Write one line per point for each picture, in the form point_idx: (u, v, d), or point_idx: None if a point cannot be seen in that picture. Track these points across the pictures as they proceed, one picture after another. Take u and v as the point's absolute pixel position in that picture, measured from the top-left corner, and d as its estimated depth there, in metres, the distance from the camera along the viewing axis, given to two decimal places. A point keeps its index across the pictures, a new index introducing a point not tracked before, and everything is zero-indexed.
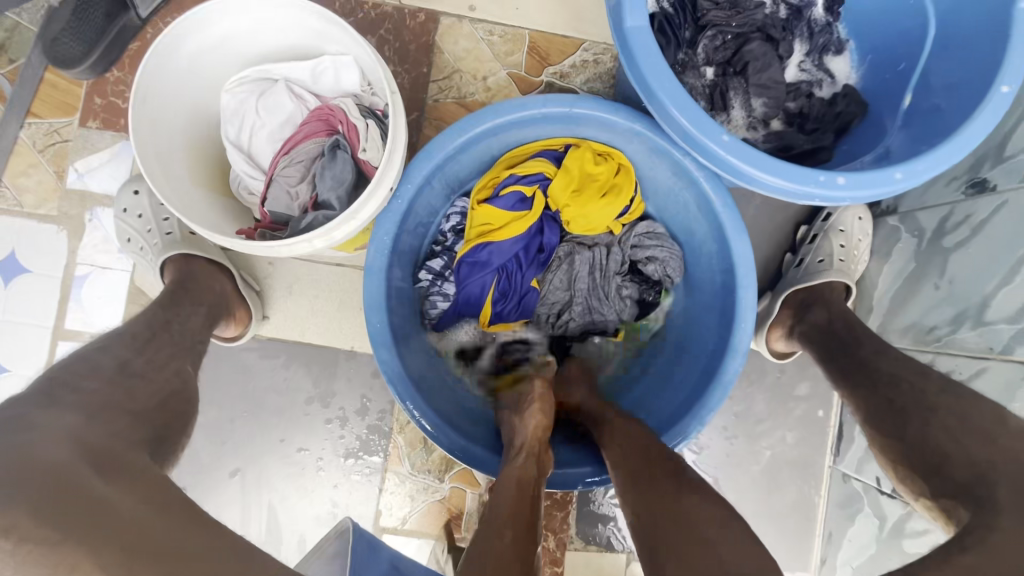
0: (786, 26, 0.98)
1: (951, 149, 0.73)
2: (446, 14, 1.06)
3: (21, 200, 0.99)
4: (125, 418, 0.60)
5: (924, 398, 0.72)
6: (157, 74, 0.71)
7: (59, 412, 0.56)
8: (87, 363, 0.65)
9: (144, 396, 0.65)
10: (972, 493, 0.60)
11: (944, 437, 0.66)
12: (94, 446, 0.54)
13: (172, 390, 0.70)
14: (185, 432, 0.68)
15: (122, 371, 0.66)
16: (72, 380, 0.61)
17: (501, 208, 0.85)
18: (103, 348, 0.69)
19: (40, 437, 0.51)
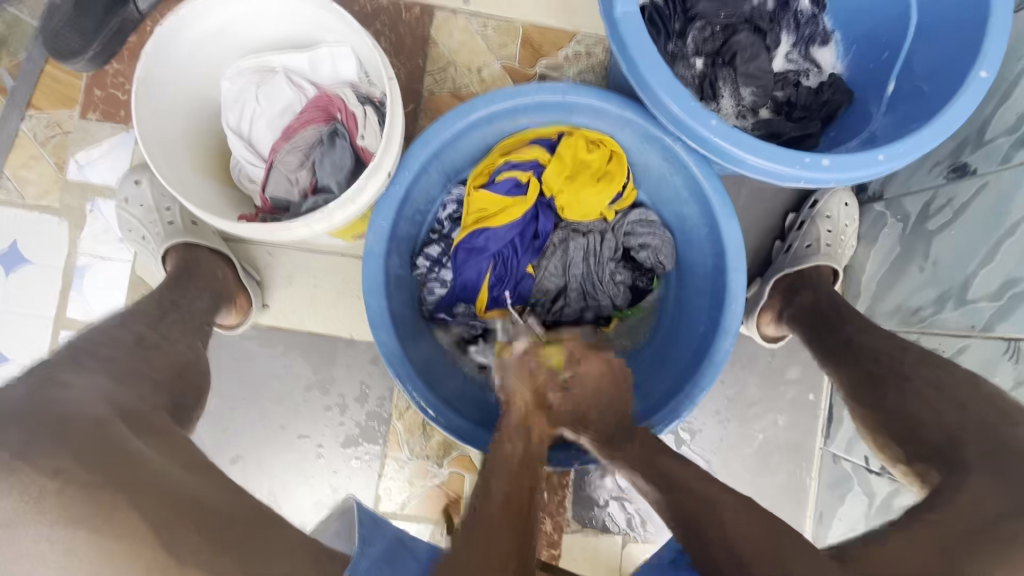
0: (773, 18, 1.01)
1: (932, 131, 0.75)
2: (441, 8, 1.08)
3: (23, 192, 1.00)
4: (147, 384, 0.64)
5: (903, 367, 0.76)
6: (159, 63, 0.73)
7: (85, 374, 0.59)
8: (106, 335, 0.68)
9: (163, 364, 0.69)
10: (943, 454, 0.65)
11: (921, 406, 0.71)
12: (122, 407, 0.57)
13: (185, 362, 0.73)
14: (201, 399, 0.73)
15: (140, 343, 0.69)
16: (94, 348, 0.64)
17: (497, 194, 0.87)
18: (122, 322, 0.72)
19: (70, 395, 0.54)
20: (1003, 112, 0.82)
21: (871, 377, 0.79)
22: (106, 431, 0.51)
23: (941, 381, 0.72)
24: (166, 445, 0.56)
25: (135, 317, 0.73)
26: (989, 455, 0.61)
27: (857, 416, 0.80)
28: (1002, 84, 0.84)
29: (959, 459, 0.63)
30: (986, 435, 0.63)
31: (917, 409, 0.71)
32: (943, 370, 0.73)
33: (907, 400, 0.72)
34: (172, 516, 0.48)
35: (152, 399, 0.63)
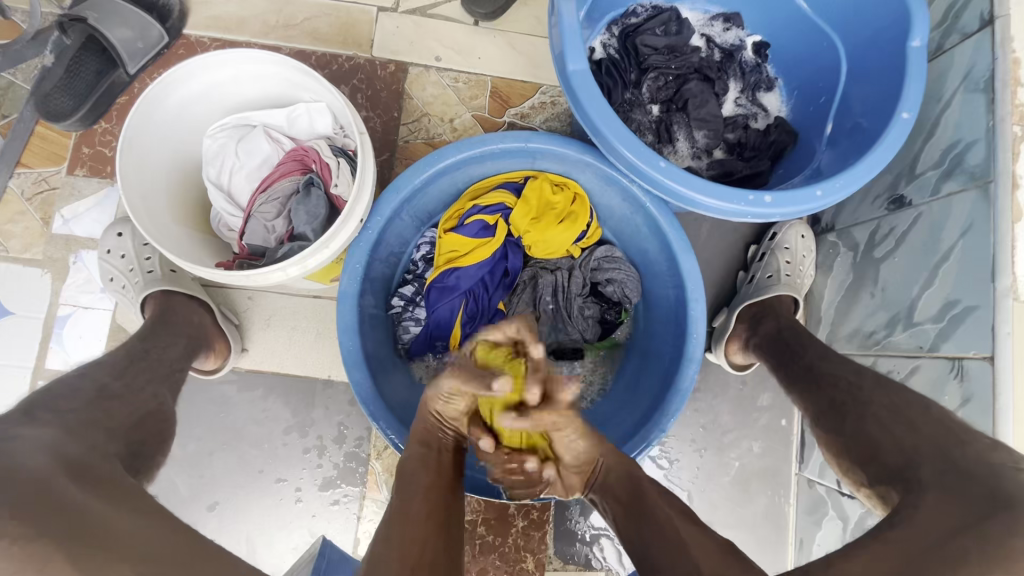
0: (720, 68, 1.09)
1: (863, 170, 0.81)
2: (414, 64, 1.16)
3: (7, 245, 1.03)
4: (102, 434, 0.67)
5: (862, 395, 0.77)
6: (144, 125, 0.77)
7: (39, 427, 0.62)
8: (66, 389, 0.70)
9: (123, 415, 0.72)
10: (903, 476, 0.66)
11: (878, 429, 0.72)
12: (67, 461, 0.58)
13: (144, 412, 0.75)
14: (162, 448, 0.75)
15: (100, 393, 0.72)
16: (55, 401, 0.67)
17: (466, 236, 0.91)
18: (84, 374, 0.75)
19: (24, 445, 0.57)
20: (929, 149, 0.90)
21: (835, 410, 0.79)
22: (44, 488, 0.53)
23: (898, 406, 0.73)
24: (109, 495, 0.57)
25: (100, 368, 0.77)
26: (944, 472, 0.62)
27: (826, 450, 0.79)
28: (925, 125, 0.92)
29: (917, 480, 0.64)
30: (938, 453, 0.64)
31: (879, 437, 0.71)
32: (899, 396, 0.74)
33: (868, 425, 0.73)
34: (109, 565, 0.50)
35: (110, 445, 0.66)
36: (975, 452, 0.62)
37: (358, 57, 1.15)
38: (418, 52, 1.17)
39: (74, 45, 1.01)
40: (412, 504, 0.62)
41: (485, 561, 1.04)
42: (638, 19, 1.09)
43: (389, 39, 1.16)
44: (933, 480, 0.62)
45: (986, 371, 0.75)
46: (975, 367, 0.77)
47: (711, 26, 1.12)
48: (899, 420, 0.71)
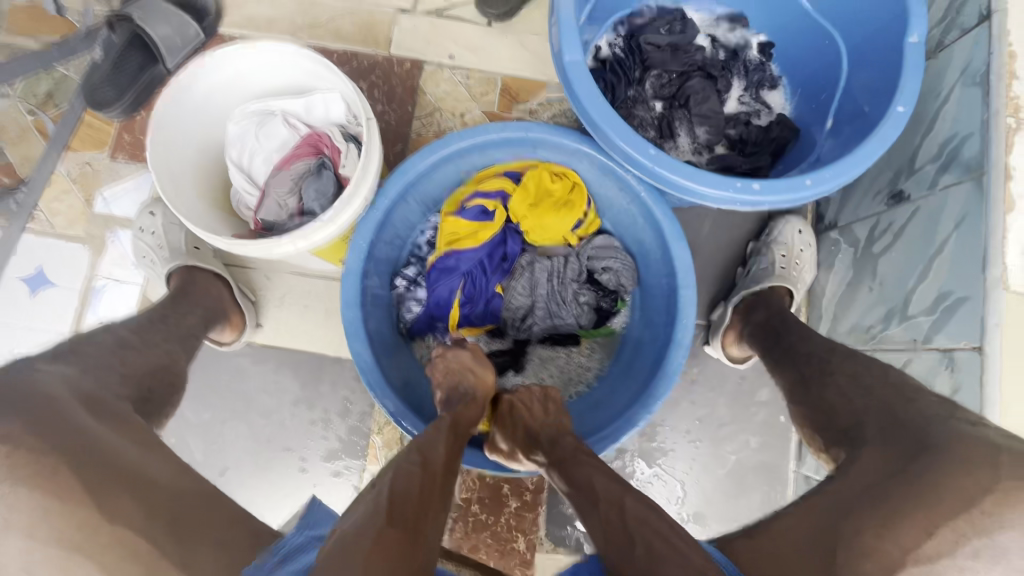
0: (724, 66, 1.12)
1: (856, 160, 0.82)
2: (428, 62, 1.23)
3: (53, 222, 1.13)
4: (117, 377, 0.72)
5: (828, 365, 0.80)
6: (177, 109, 0.85)
7: (59, 365, 0.68)
8: (91, 337, 0.77)
9: (137, 363, 0.78)
10: (849, 436, 0.69)
11: (836, 395, 0.74)
12: (88, 395, 0.65)
13: (160, 364, 0.81)
14: (172, 397, 0.81)
15: (121, 344, 0.78)
16: (78, 346, 0.74)
17: (466, 220, 0.95)
18: (108, 328, 0.81)
19: (40, 379, 0.63)
20: (927, 143, 0.90)
21: (804, 383, 0.81)
22: (61, 416, 0.59)
23: (858, 372, 0.75)
24: (123, 430, 0.63)
25: (123, 324, 0.84)
26: (886, 429, 0.65)
27: (795, 421, 0.81)
28: (923, 120, 0.92)
29: (860, 438, 0.67)
30: (885, 415, 0.66)
31: (834, 400, 0.74)
32: (862, 364, 0.76)
33: (829, 392, 0.75)
34: (117, 487, 0.56)
35: (122, 388, 0.71)
36: (919, 407, 0.64)
37: (377, 55, 1.23)
38: (433, 50, 1.23)
39: (121, 42, 1.11)
40: (431, 459, 0.67)
41: (478, 539, 1.07)
42: (643, 19, 1.12)
43: (406, 38, 1.23)
44: (874, 436, 0.65)
45: (975, 361, 0.75)
46: (965, 358, 0.76)
47: (717, 27, 1.15)
48: (857, 387, 0.73)
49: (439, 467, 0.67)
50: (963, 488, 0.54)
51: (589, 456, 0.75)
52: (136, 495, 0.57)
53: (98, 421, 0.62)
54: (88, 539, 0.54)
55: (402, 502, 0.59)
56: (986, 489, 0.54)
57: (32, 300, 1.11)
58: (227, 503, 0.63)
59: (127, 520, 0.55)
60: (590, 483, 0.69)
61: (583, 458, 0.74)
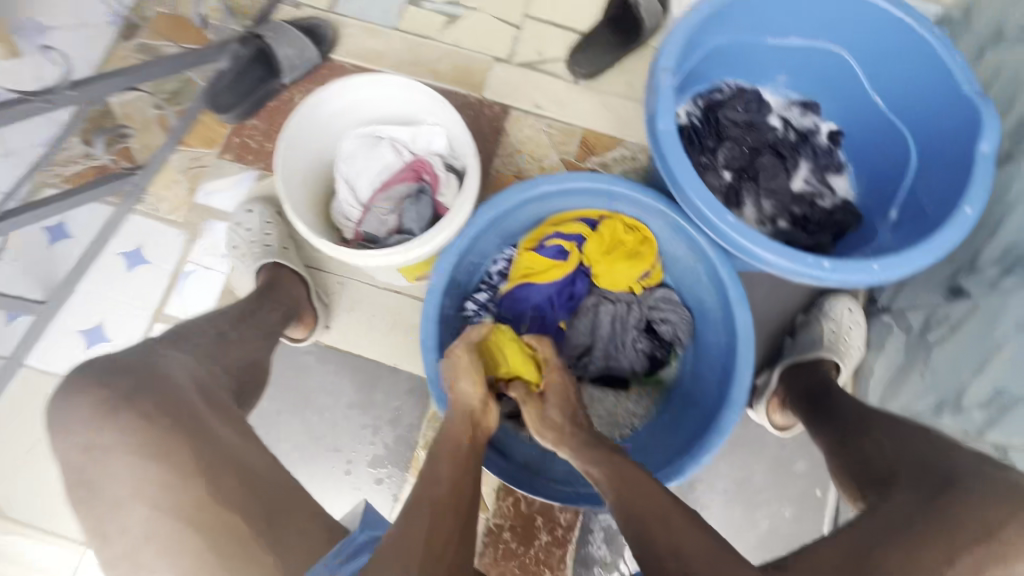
0: (794, 147, 1.19)
1: (922, 252, 0.87)
2: (515, 108, 1.33)
3: (159, 206, 1.23)
4: (220, 368, 0.81)
5: (867, 422, 0.86)
6: (302, 124, 0.95)
7: (179, 351, 0.77)
8: (199, 328, 0.86)
9: (237, 354, 0.86)
10: (881, 481, 0.76)
11: (874, 447, 0.81)
12: (201, 383, 0.73)
13: (253, 358, 0.89)
14: (258, 392, 0.87)
15: (223, 337, 0.87)
16: (189, 334, 0.83)
17: (544, 256, 1.01)
18: (210, 319, 0.90)
19: (166, 365, 0.72)
20: (991, 247, 0.96)
21: (842, 441, 0.86)
22: (182, 402, 0.67)
23: (894, 429, 0.81)
24: (227, 415, 0.70)
25: (222, 316, 0.92)
26: (918, 475, 0.72)
27: (833, 476, 0.86)
28: (988, 224, 0.98)
29: (892, 482, 0.74)
30: (917, 462, 0.74)
31: (869, 448, 0.81)
32: (898, 423, 0.82)
33: (867, 446, 0.82)
34: (221, 467, 0.63)
35: (225, 379, 0.80)
36: (952, 459, 0.72)
37: (470, 95, 1.33)
38: (521, 98, 1.33)
39: (247, 55, 1.22)
40: (434, 497, 0.67)
41: (506, 566, 1.08)
42: (722, 96, 1.21)
43: (499, 84, 1.34)
44: (907, 481, 0.72)
45: None
46: None
47: (790, 110, 1.22)
48: (895, 440, 0.79)
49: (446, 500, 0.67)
50: (980, 523, 0.64)
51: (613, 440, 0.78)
52: (240, 476, 0.63)
53: (210, 407, 0.70)
54: (202, 513, 0.60)
55: (411, 560, 0.59)
56: (1004, 520, 0.64)
57: (127, 274, 1.20)
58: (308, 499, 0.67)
59: (229, 497, 0.61)
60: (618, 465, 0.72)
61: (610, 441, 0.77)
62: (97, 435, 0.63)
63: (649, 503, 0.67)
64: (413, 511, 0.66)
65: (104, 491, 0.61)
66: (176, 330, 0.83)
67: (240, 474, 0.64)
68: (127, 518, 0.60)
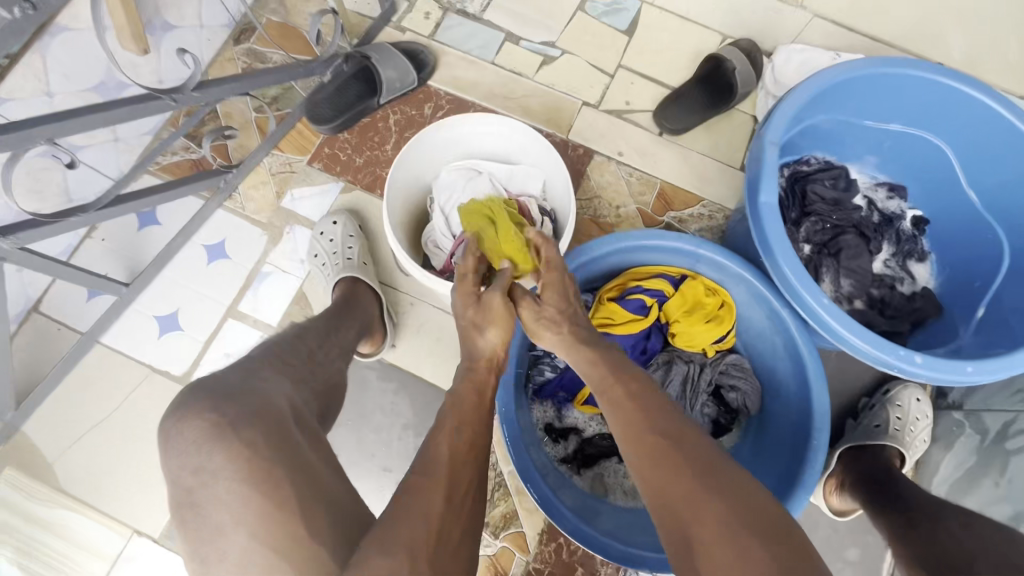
0: (877, 228, 1.19)
1: (1020, 360, 0.85)
2: (599, 153, 1.35)
3: (246, 205, 1.27)
4: (308, 390, 0.84)
5: (936, 509, 0.85)
6: (411, 153, 0.98)
7: (275, 374, 0.80)
8: (289, 346, 0.89)
9: (322, 378, 0.89)
10: (956, 571, 0.74)
11: (947, 536, 0.79)
12: (297, 406, 0.77)
13: (334, 382, 0.92)
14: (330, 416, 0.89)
15: (309, 358, 0.90)
16: (285, 353, 0.86)
17: (626, 309, 1.02)
18: (300, 335, 0.93)
19: (266, 387, 0.76)
20: None
21: (909, 524, 0.85)
22: (283, 425, 0.70)
23: (968, 517, 0.80)
24: (316, 441, 0.73)
25: (309, 332, 0.96)
26: (999, 569, 0.71)
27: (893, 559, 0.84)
28: None
29: (968, 572, 0.72)
30: (993, 556, 0.73)
31: (942, 537, 0.79)
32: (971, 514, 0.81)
33: (938, 532, 0.80)
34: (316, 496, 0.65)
35: (311, 401, 0.83)
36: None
37: (556, 135, 1.36)
38: (606, 144, 1.36)
39: (349, 71, 1.27)
40: (437, 465, 0.62)
41: None
42: (809, 168, 1.21)
43: (585, 128, 1.36)
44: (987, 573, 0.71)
45: None
46: None
47: (875, 192, 1.23)
48: (970, 530, 0.78)
49: (448, 471, 0.62)
50: None
51: (630, 379, 0.72)
52: (335, 515, 0.64)
53: (308, 439, 0.72)
54: (297, 548, 0.60)
55: (410, 534, 0.55)
56: None
57: (207, 267, 1.23)
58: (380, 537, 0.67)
59: (324, 537, 0.62)
60: (627, 414, 0.68)
61: (623, 385, 0.71)
62: (206, 458, 0.64)
63: (656, 454, 0.63)
64: (413, 480, 0.61)
65: (208, 512, 0.62)
66: (267, 349, 0.86)
67: (335, 514, 0.64)
68: (227, 545, 0.61)
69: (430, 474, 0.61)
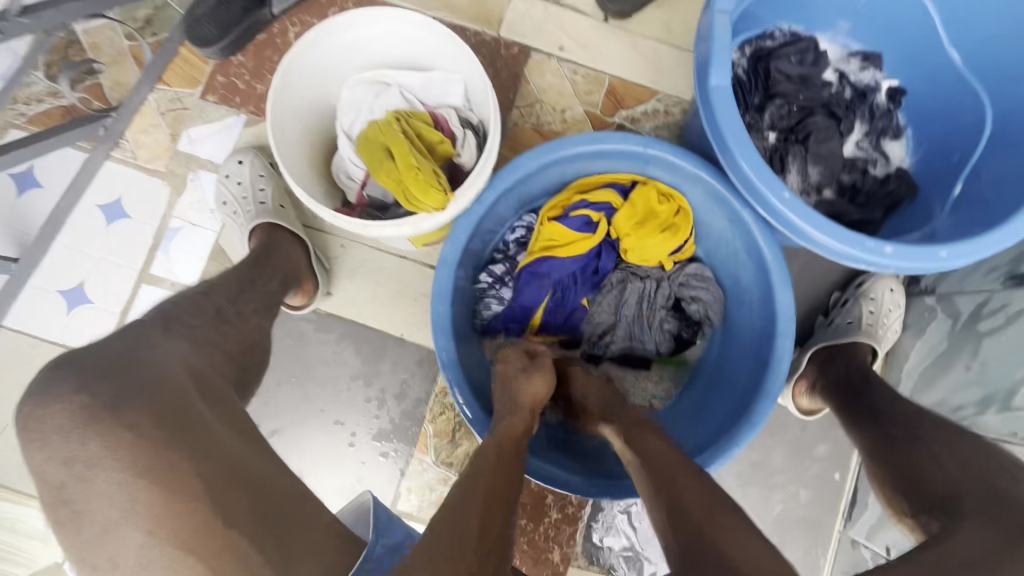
0: (849, 106, 1.06)
1: (996, 237, 0.78)
2: (537, 50, 1.17)
3: (137, 154, 1.11)
4: (220, 354, 0.74)
5: (919, 431, 0.78)
6: (296, 68, 0.82)
7: (173, 340, 0.70)
8: (193, 305, 0.78)
9: (235, 338, 0.79)
10: (943, 505, 0.67)
11: (929, 460, 0.73)
12: (197, 373, 0.68)
13: (253, 341, 0.82)
14: (257, 378, 0.81)
15: (219, 316, 0.80)
16: (182, 316, 0.75)
17: (569, 228, 0.92)
18: (207, 293, 0.83)
19: (159, 356, 0.66)
20: None
21: (888, 444, 0.79)
22: (178, 399, 0.62)
23: (953, 441, 0.73)
24: (229, 415, 0.66)
25: (217, 290, 0.85)
26: (988, 504, 0.63)
27: (871, 479, 0.80)
28: None
29: (957, 509, 0.65)
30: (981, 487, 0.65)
31: (925, 464, 0.72)
32: (958, 434, 0.74)
33: (921, 457, 0.74)
34: (218, 472, 0.58)
35: (225, 366, 0.74)
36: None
37: (485, 33, 1.17)
38: (544, 39, 1.18)
39: None
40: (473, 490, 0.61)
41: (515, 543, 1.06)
42: (773, 43, 1.06)
43: (518, 21, 1.17)
44: (974, 509, 0.63)
45: None
46: None
47: (848, 63, 1.08)
48: (955, 454, 0.71)
49: (487, 496, 0.61)
50: None
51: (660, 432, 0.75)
52: (249, 494, 0.58)
53: (204, 399, 0.65)
54: (199, 535, 0.54)
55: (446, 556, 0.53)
56: None
57: (107, 230, 1.09)
58: (315, 506, 0.62)
59: (236, 520, 0.55)
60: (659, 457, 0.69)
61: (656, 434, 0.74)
62: (79, 446, 0.56)
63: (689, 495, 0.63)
64: (453, 504, 0.60)
65: (87, 511, 0.55)
66: (164, 314, 0.74)
67: (248, 494, 0.58)
68: (112, 546, 0.55)
69: (468, 494, 0.61)
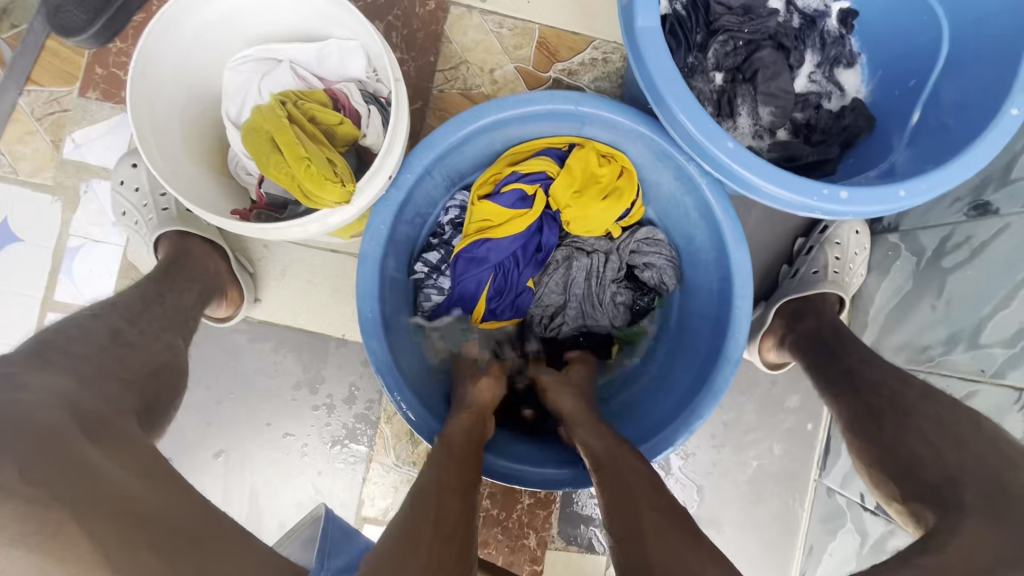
0: (798, 35, 0.97)
1: (956, 170, 0.72)
2: (456, 4, 1.05)
3: (17, 167, 0.98)
4: (117, 385, 0.63)
5: (904, 403, 0.72)
6: (160, 52, 0.71)
7: (48, 375, 0.57)
8: (80, 328, 0.67)
9: (138, 364, 0.68)
10: (939, 492, 0.62)
11: (917, 440, 0.67)
12: (85, 411, 0.55)
13: (162, 362, 0.71)
14: (173, 398, 0.71)
15: (115, 340, 0.68)
16: (66, 344, 0.63)
17: (502, 206, 0.84)
18: (97, 315, 0.70)
19: (29, 396, 0.53)
20: None
21: (871, 416, 0.74)
22: (63, 442, 0.50)
23: (943, 419, 0.68)
24: (128, 454, 0.54)
25: (113, 309, 0.72)
26: (990, 498, 0.58)
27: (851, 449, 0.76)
28: None
29: (956, 500, 0.60)
30: (980, 472, 0.60)
31: (914, 442, 0.67)
32: (946, 409, 0.69)
33: (909, 435, 0.68)
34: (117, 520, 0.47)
35: (124, 399, 0.62)
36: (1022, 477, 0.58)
37: None
38: None
39: None
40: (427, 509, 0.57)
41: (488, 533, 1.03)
42: None
43: None
44: (976, 504, 0.58)
45: None
46: None
47: None
48: (943, 431, 0.66)
49: (443, 514, 0.57)
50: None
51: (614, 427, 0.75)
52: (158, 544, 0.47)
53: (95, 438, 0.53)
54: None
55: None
56: None
57: None
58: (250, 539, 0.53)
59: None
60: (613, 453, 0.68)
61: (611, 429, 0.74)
62: None
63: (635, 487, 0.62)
64: (405, 525, 0.56)
65: None
66: (43, 342, 0.62)
67: (158, 544, 0.47)
68: None
69: (426, 512, 0.57)
